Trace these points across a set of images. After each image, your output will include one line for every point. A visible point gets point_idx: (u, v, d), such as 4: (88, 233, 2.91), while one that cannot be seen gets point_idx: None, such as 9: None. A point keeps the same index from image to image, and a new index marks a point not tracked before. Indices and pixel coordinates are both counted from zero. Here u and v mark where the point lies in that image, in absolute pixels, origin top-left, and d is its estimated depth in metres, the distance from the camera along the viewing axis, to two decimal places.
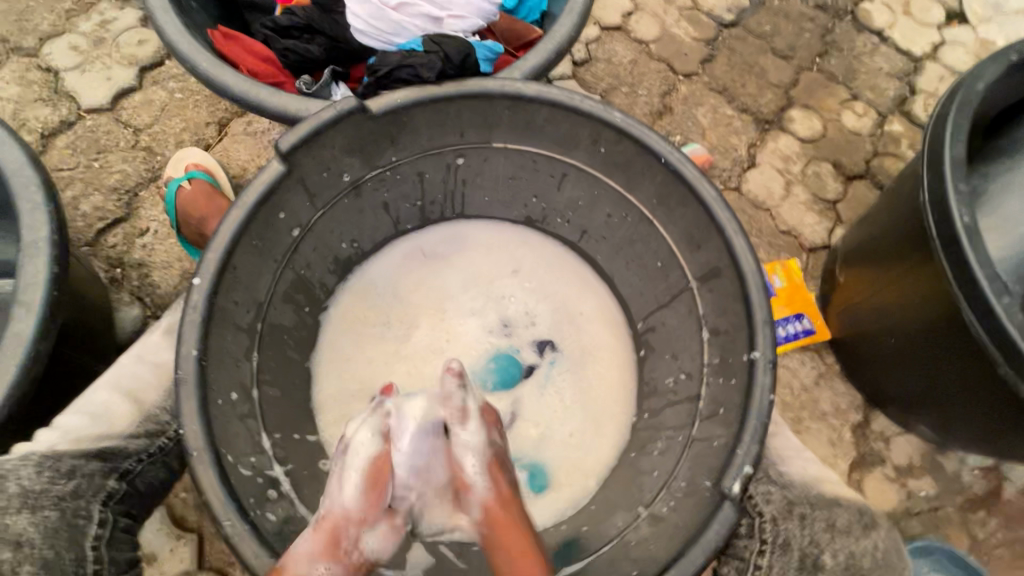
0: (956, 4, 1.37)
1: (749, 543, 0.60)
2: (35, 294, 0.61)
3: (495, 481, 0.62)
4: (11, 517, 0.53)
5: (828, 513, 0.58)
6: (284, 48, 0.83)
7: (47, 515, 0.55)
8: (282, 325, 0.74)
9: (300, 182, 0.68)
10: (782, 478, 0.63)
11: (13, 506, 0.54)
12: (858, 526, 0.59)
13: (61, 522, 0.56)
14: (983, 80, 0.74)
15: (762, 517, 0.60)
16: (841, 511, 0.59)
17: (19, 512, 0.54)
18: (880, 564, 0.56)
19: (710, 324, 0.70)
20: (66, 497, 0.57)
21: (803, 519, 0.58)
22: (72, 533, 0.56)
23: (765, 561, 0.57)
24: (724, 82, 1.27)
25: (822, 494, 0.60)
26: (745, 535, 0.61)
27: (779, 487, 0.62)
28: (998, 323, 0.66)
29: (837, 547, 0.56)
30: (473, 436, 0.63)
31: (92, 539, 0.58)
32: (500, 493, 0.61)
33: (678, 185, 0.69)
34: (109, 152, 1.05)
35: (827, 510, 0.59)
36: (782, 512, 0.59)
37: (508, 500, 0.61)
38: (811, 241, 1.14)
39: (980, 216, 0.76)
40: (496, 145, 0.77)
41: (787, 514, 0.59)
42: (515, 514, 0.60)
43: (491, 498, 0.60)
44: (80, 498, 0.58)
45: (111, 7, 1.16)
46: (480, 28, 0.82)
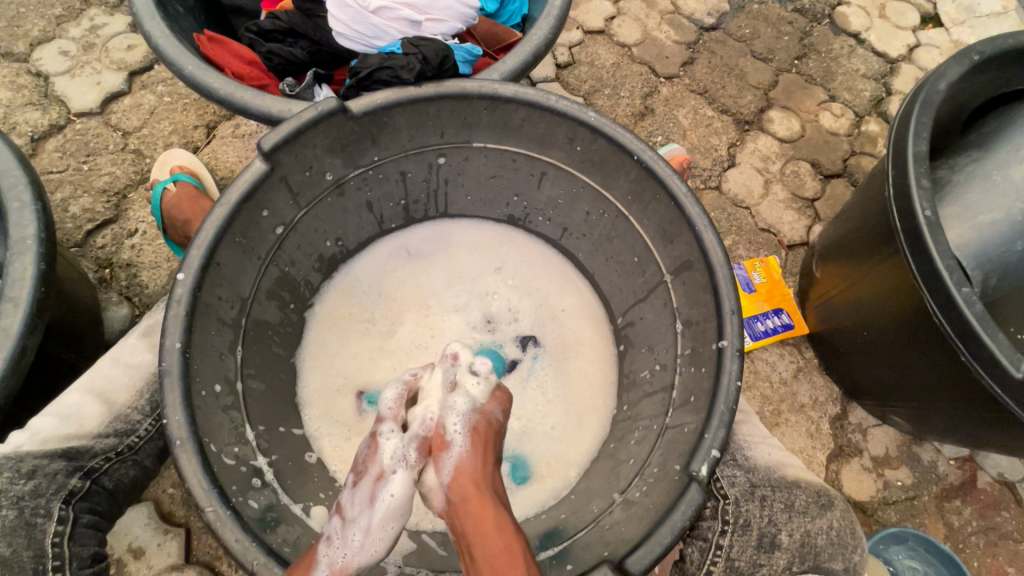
0: (930, 7, 1.41)
1: (712, 524, 0.62)
2: (23, 290, 0.62)
3: (471, 448, 0.65)
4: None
5: (787, 495, 0.61)
6: (268, 50, 0.85)
7: (6, 514, 0.53)
8: (266, 321, 0.76)
9: (283, 180, 0.70)
10: (746, 462, 0.66)
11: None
12: (815, 506, 0.61)
13: (19, 521, 0.54)
14: (945, 79, 0.77)
15: (726, 500, 0.62)
16: (801, 493, 0.62)
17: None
18: (836, 543, 0.59)
19: (683, 316, 0.72)
20: (26, 496, 0.55)
21: (763, 501, 0.60)
22: (29, 532, 0.55)
23: (726, 541, 0.59)
24: (705, 85, 1.29)
25: (785, 479, 0.62)
26: (710, 516, 0.63)
27: (743, 471, 0.65)
28: (956, 311, 0.68)
29: (794, 526, 0.59)
30: (460, 408, 0.69)
31: (52, 536, 0.57)
32: (472, 458, 0.63)
33: (651, 182, 0.71)
34: (98, 154, 1.07)
35: (785, 491, 0.61)
36: (744, 495, 0.62)
37: (481, 468, 0.63)
38: (789, 238, 1.17)
39: (943, 207, 0.80)
40: (476, 145, 0.79)
41: (749, 498, 0.61)
42: (486, 485, 0.61)
43: (463, 462, 0.63)
44: (41, 497, 0.56)
45: (101, 13, 1.18)
46: (460, 30, 0.84)
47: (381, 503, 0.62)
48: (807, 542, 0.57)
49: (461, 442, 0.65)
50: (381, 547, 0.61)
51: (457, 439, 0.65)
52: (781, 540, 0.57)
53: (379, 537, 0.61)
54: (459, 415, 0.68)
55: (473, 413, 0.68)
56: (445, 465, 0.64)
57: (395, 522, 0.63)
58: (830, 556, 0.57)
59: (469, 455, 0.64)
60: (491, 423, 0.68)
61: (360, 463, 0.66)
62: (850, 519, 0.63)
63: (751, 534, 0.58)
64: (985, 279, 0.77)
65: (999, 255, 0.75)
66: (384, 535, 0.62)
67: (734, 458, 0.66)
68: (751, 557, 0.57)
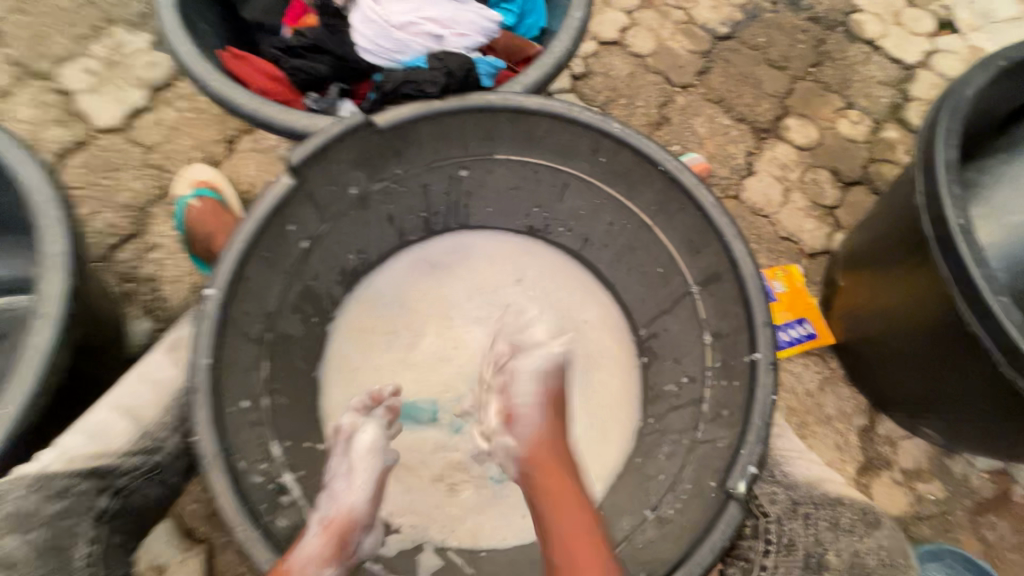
0: (946, 13, 1.40)
1: (753, 544, 0.60)
2: (53, 307, 0.62)
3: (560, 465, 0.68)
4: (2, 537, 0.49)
5: (832, 512, 0.58)
6: (293, 67, 0.86)
7: (40, 535, 0.52)
8: (291, 336, 0.76)
9: (308, 196, 0.70)
10: (787, 479, 0.64)
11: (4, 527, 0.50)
12: (862, 525, 0.58)
13: (52, 542, 0.53)
14: (972, 86, 0.76)
15: (767, 517, 0.60)
16: (845, 511, 0.59)
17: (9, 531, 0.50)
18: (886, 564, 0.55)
19: (712, 328, 0.70)
20: (59, 515, 0.54)
21: (808, 519, 0.58)
22: (61, 553, 0.54)
23: (769, 561, 0.57)
24: (721, 93, 1.29)
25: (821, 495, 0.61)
26: (750, 535, 0.61)
27: (783, 488, 0.63)
28: (994, 319, 0.66)
29: (841, 546, 0.56)
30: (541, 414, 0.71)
31: (82, 558, 0.57)
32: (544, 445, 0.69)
33: (678, 192, 0.70)
34: (120, 170, 1.08)
35: (829, 509, 0.59)
36: (787, 512, 0.59)
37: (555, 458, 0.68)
38: (811, 247, 1.15)
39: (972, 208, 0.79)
40: (498, 157, 0.79)
41: (792, 515, 0.59)
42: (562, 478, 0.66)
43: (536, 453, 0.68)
44: (73, 517, 0.56)
45: (123, 32, 1.20)
46: (482, 44, 0.85)
47: (358, 449, 0.67)
48: (857, 563, 0.54)
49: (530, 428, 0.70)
50: (367, 484, 0.65)
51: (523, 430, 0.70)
52: (829, 560, 0.54)
53: (360, 482, 0.65)
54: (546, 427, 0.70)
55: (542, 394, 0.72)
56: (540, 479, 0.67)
57: (374, 459, 0.67)
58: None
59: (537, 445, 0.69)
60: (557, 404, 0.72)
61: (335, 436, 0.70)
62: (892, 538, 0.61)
63: (796, 553, 0.56)
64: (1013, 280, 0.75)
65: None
66: (364, 479, 0.65)
67: (774, 476, 0.65)
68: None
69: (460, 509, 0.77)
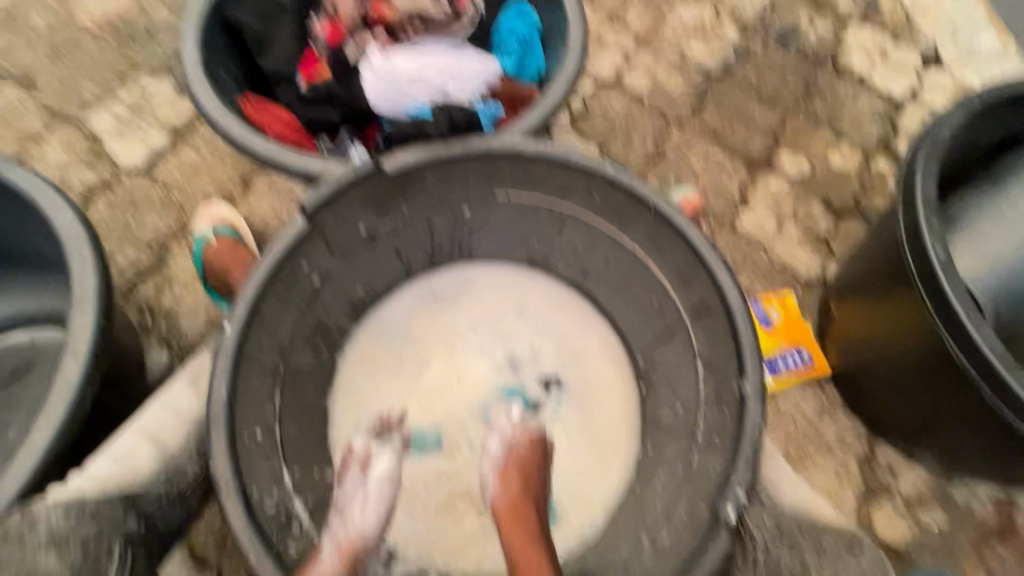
0: (931, 50, 1.46)
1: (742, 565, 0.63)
2: (83, 342, 0.66)
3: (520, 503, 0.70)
4: (40, 555, 0.55)
5: (814, 533, 0.61)
6: (307, 116, 0.92)
7: (72, 555, 0.56)
8: (302, 367, 0.80)
9: (321, 236, 0.75)
10: (773, 504, 0.62)
11: (42, 546, 0.56)
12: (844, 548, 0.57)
13: (84, 561, 0.57)
14: (948, 125, 0.81)
15: (754, 543, 0.59)
16: (828, 535, 0.57)
17: (47, 551, 0.55)
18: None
19: (704, 358, 0.73)
20: (90, 536, 0.58)
21: (791, 540, 0.61)
22: (94, 573, 0.57)
23: None
24: (714, 129, 1.34)
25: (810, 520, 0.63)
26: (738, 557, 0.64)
27: (769, 512, 0.61)
28: (976, 349, 0.70)
29: (823, 570, 0.55)
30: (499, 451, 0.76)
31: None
32: (503, 488, 0.71)
33: (669, 230, 0.75)
34: (143, 209, 1.14)
35: (811, 529, 0.61)
36: (772, 537, 0.58)
37: (514, 497, 0.70)
38: (806, 276, 1.18)
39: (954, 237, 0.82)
40: (499, 197, 0.84)
41: (778, 537, 0.62)
42: (519, 513, 0.68)
43: (497, 494, 0.71)
44: (103, 538, 0.59)
45: (149, 79, 1.28)
46: (484, 93, 0.92)
47: (374, 475, 0.70)
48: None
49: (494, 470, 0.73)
50: (378, 512, 0.67)
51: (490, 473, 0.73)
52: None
53: (373, 507, 0.67)
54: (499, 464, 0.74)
55: (512, 439, 0.76)
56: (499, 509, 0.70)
57: (389, 485, 0.70)
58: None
59: (500, 485, 0.71)
60: (529, 447, 0.76)
61: (349, 459, 0.73)
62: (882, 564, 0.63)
63: None
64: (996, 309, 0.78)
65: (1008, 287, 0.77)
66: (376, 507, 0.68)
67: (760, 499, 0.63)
68: None
69: (463, 536, 0.79)
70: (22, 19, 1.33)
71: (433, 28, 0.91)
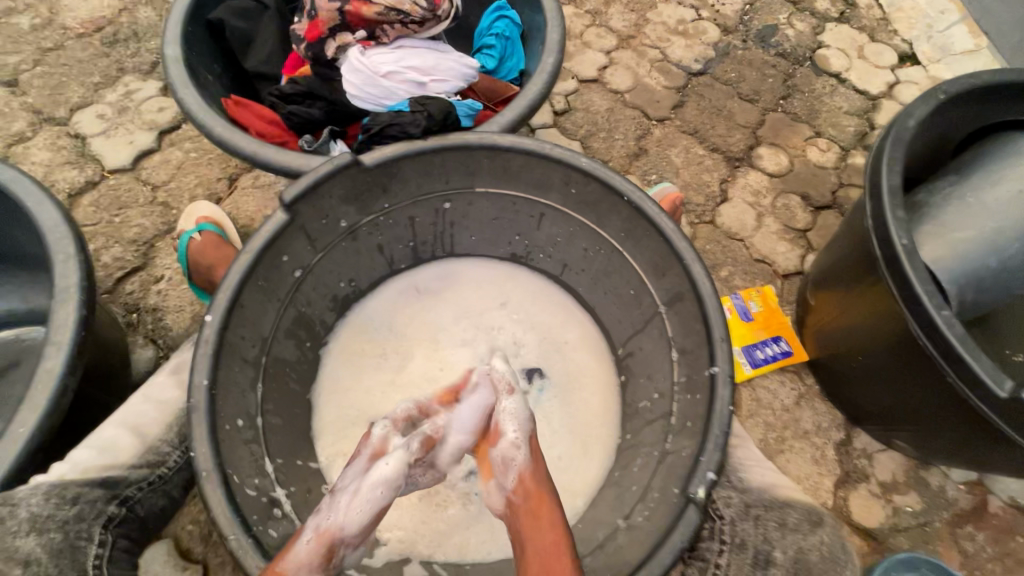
0: (906, 47, 1.49)
1: (709, 544, 0.61)
2: (65, 333, 0.67)
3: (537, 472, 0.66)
4: (20, 539, 0.55)
5: (779, 513, 0.60)
6: (288, 112, 0.92)
7: (53, 537, 0.57)
8: (285, 359, 0.81)
9: (301, 229, 0.76)
10: (743, 485, 0.66)
11: (22, 530, 0.55)
12: (806, 523, 0.58)
13: (64, 543, 0.58)
14: (913, 117, 0.83)
15: (722, 519, 0.62)
16: (792, 510, 0.60)
17: (29, 534, 0.56)
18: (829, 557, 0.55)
19: (678, 345, 0.75)
20: (70, 520, 0.59)
21: (757, 519, 0.59)
22: (74, 555, 0.58)
23: (723, 560, 0.58)
24: (695, 125, 1.37)
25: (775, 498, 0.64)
26: (707, 536, 0.62)
27: (738, 492, 0.64)
28: (939, 332, 0.71)
29: (788, 543, 0.56)
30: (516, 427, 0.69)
31: (93, 558, 0.61)
32: (535, 460, 0.67)
33: (642, 220, 0.76)
34: (129, 207, 1.15)
35: (778, 509, 0.60)
36: (739, 513, 0.61)
37: (541, 471, 0.67)
38: (785, 268, 1.21)
39: (922, 225, 0.84)
40: (478, 190, 0.85)
41: (744, 516, 0.60)
42: (547, 489, 0.65)
43: (525, 467, 0.66)
44: (83, 521, 0.60)
45: (135, 80, 1.29)
46: (462, 88, 0.94)
47: (376, 471, 0.64)
48: None
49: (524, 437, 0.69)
50: (368, 509, 0.62)
51: (521, 442, 0.68)
52: (775, 556, 0.55)
53: (363, 503, 0.62)
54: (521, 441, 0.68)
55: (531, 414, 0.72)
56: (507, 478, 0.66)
57: (387, 487, 0.63)
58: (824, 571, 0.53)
59: (530, 457, 0.67)
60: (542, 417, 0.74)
61: (360, 447, 0.69)
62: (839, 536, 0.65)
63: (747, 551, 0.57)
64: (962, 293, 0.81)
65: (974, 272, 0.81)
66: (376, 500, 0.63)
67: (731, 481, 0.66)
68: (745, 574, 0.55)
69: (446, 525, 0.79)
70: (9, 22, 1.34)
71: (410, 25, 0.92)
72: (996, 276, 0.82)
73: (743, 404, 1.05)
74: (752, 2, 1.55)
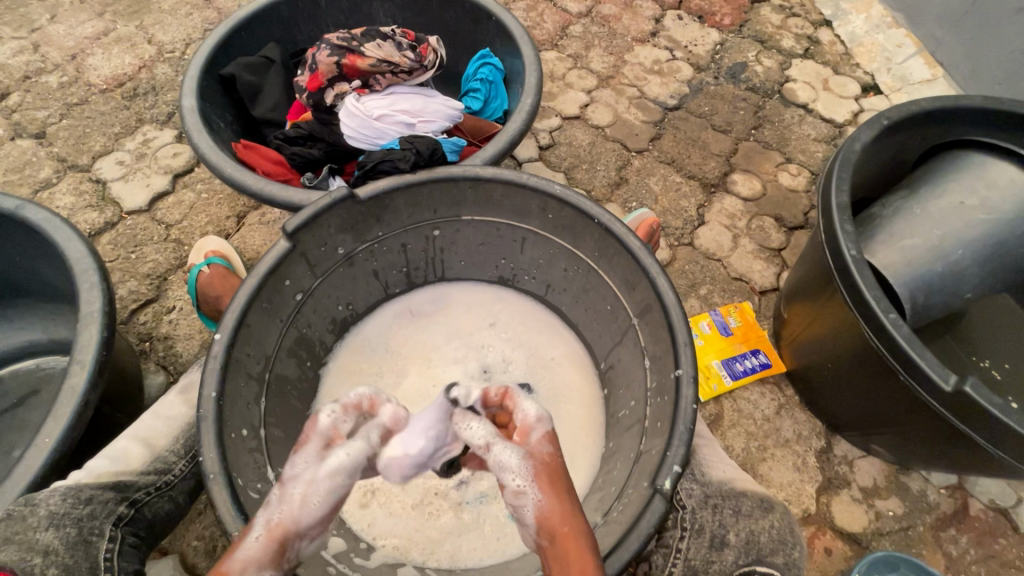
0: (869, 79, 1.60)
1: (673, 531, 0.70)
2: (89, 353, 0.74)
3: (549, 495, 0.60)
4: (40, 533, 0.62)
5: (735, 502, 0.69)
6: (292, 152, 1.02)
7: (68, 531, 0.64)
8: (286, 377, 0.87)
9: (302, 255, 0.83)
10: (704, 477, 0.73)
11: (42, 525, 0.62)
12: (759, 509, 0.70)
13: (78, 536, 0.64)
14: (859, 141, 0.91)
15: (684, 509, 0.70)
16: (746, 499, 0.70)
17: (47, 529, 0.62)
18: (776, 539, 0.66)
19: (650, 353, 0.81)
20: (84, 518, 0.66)
21: (715, 508, 0.69)
22: (87, 548, 0.64)
23: (684, 544, 0.67)
24: (672, 155, 1.46)
25: (733, 489, 0.72)
26: (672, 525, 0.71)
27: (699, 484, 0.72)
28: (887, 334, 0.77)
29: (740, 527, 0.67)
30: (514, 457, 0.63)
31: (104, 552, 0.66)
32: (551, 499, 0.60)
33: (613, 240, 0.83)
34: (144, 245, 1.24)
35: (733, 499, 0.70)
36: (699, 503, 0.70)
37: (566, 506, 0.60)
38: (761, 285, 1.27)
39: (875, 237, 0.92)
40: (465, 218, 0.93)
41: (703, 506, 0.70)
42: (576, 526, 0.59)
43: (543, 508, 0.59)
44: (96, 519, 0.67)
45: (153, 130, 1.41)
46: (447, 127, 1.03)
47: (331, 462, 0.63)
48: (750, 540, 0.66)
49: (529, 482, 0.61)
50: (323, 501, 0.61)
51: (526, 487, 0.60)
52: (728, 538, 0.66)
53: (317, 494, 0.61)
54: (518, 473, 0.61)
55: (531, 443, 0.65)
56: (528, 512, 0.60)
57: (348, 477, 0.63)
58: (771, 552, 0.65)
59: (548, 494, 0.60)
60: (551, 446, 0.65)
61: (303, 435, 0.67)
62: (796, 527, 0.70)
63: (704, 536, 0.67)
64: (913, 295, 0.89)
65: (922, 275, 0.88)
66: (339, 493, 0.62)
67: (693, 474, 0.74)
68: (702, 555, 0.65)
69: (438, 532, 0.83)
70: (39, 81, 1.47)
71: (400, 74, 1.04)
72: (943, 279, 0.89)
73: (725, 415, 1.10)
74: (722, 42, 1.67)
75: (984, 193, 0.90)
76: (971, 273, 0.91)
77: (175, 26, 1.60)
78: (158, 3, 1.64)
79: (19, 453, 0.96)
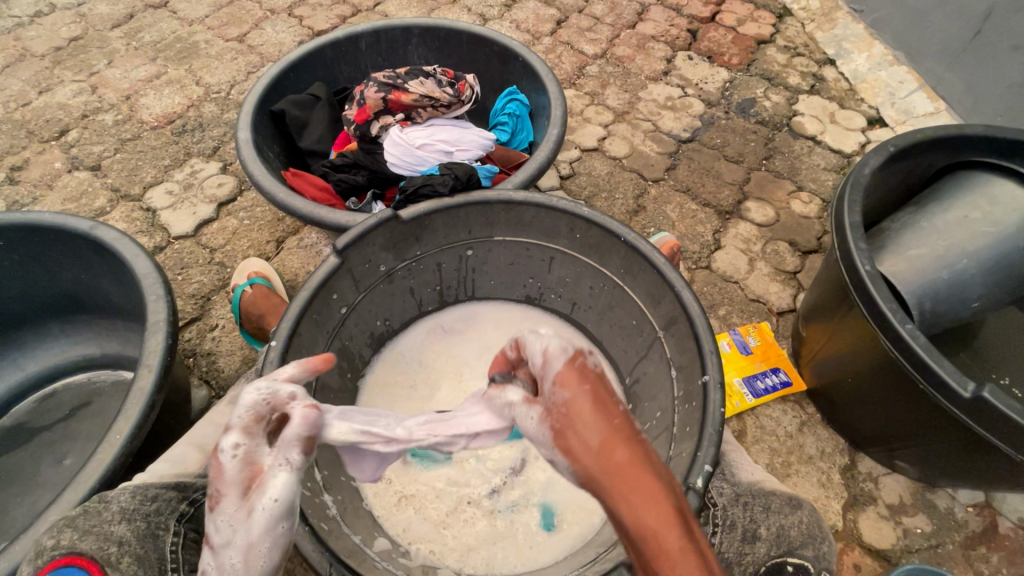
0: (874, 113, 1.68)
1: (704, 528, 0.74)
2: (155, 357, 0.80)
3: (569, 449, 0.53)
4: (113, 526, 0.65)
5: (764, 499, 0.73)
6: (338, 179, 1.10)
7: (138, 524, 0.67)
8: (330, 386, 0.93)
9: (349, 270, 0.89)
10: (733, 478, 0.78)
11: (114, 519, 0.66)
12: (788, 507, 0.73)
13: (147, 530, 0.67)
14: (868, 165, 0.97)
15: (716, 506, 0.74)
16: (775, 497, 0.74)
17: (120, 521, 0.66)
18: (805, 535, 0.69)
19: (676, 363, 0.85)
20: (150, 513, 0.69)
21: (745, 505, 0.73)
22: (154, 540, 0.67)
23: (717, 539, 0.71)
24: (687, 184, 1.53)
25: (761, 488, 0.76)
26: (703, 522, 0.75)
27: (730, 483, 0.77)
28: (905, 343, 0.82)
29: (771, 522, 0.71)
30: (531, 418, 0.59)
31: (170, 543, 0.69)
32: (570, 455, 0.53)
33: (638, 257, 0.89)
34: (189, 267, 1.32)
35: (763, 498, 0.74)
36: (730, 501, 0.74)
37: (592, 461, 0.51)
38: (778, 306, 1.31)
39: (887, 253, 0.98)
40: (497, 239, 1.00)
41: (735, 503, 0.74)
42: (612, 487, 0.49)
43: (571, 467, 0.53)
44: (161, 515, 0.69)
45: (199, 162, 1.51)
46: (481, 155, 1.12)
47: (269, 530, 0.56)
48: (782, 534, 0.69)
49: (554, 449, 0.55)
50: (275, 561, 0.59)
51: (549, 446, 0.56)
52: (761, 532, 0.70)
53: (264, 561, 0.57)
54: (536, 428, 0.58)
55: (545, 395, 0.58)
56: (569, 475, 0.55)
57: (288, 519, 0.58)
58: (802, 545, 0.68)
59: (569, 451, 0.53)
60: (568, 392, 0.56)
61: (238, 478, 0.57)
62: (823, 528, 0.72)
63: (736, 530, 0.71)
64: (921, 302, 0.94)
65: (931, 287, 0.94)
66: (285, 539, 0.58)
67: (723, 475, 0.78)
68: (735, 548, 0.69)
69: (474, 539, 0.86)
70: (96, 119, 1.60)
71: (440, 108, 1.13)
72: (949, 287, 0.94)
73: (748, 431, 1.12)
74: (732, 80, 1.77)
75: (988, 208, 0.95)
76: (976, 283, 0.95)
77: (221, 69, 1.73)
78: (205, 49, 1.78)
79: (71, 462, 1.01)
